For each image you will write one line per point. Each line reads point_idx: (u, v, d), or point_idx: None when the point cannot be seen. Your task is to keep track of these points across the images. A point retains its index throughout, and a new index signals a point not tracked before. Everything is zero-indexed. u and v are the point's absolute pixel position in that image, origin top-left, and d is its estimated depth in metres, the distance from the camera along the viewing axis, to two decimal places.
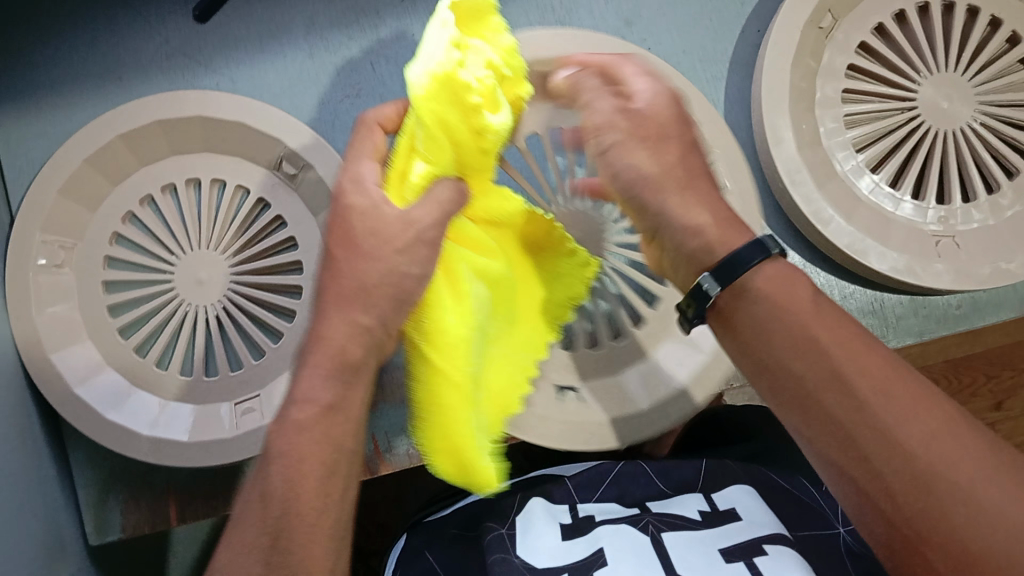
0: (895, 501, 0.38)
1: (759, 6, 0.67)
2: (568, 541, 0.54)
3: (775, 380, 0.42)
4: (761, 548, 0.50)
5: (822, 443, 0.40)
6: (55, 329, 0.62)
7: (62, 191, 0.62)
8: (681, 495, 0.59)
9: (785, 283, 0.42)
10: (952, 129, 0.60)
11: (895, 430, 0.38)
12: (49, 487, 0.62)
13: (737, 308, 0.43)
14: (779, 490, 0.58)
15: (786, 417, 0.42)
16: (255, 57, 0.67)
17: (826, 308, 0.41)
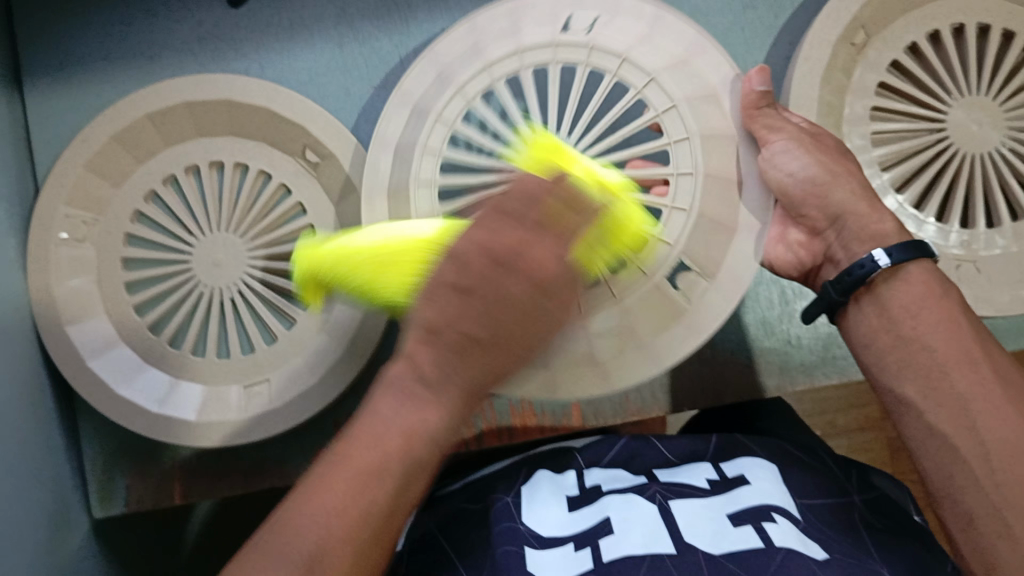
0: (979, 485, 0.46)
1: (792, 20, 0.66)
2: (575, 511, 0.52)
3: (907, 354, 0.50)
4: (770, 515, 0.49)
5: (935, 415, 0.48)
6: (73, 301, 0.63)
7: (89, 166, 0.64)
8: (689, 465, 0.56)
9: (911, 292, 0.51)
10: (982, 153, 0.59)
11: (989, 429, 0.46)
12: (58, 458, 0.63)
13: (885, 290, 0.52)
14: (793, 456, 0.57)
15: (901, 380, 0.50)
16: (286, 44, 0.67)
17: (934, 312, 0.50)
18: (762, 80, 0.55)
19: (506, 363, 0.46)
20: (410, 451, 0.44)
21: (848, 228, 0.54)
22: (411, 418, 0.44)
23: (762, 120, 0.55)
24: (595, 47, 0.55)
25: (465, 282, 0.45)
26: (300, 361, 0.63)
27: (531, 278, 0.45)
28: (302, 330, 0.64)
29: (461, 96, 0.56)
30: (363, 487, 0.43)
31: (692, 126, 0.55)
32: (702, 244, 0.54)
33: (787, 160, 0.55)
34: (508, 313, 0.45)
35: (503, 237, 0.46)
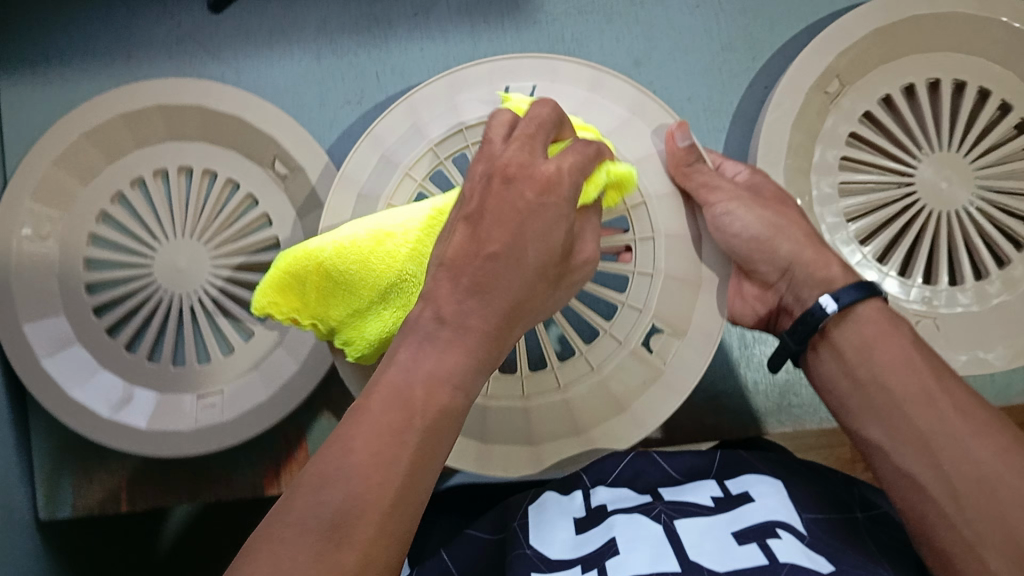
0: (950, 519, 0.45)
1: (770, 64, 0.66)
2: (582, 535, 0.49)
3: (870, 395, 0.49)
4: (775, 531, 0.46)
5: (901, 454, 0.47)
6: (32, 300, 0.63)
7: (57, 163, 0.63)
8: (695, 482, 0.53)
9: (865, 332, 0.50)
10: (948, 211, 0.59)
11: (953, 463, 0.45)
12: (6, 455, 0.63)
13: (837, 333, 0.51)
14: (799, 470, 0.53)
15: (866, 427, 0.50)
16: (263, 53, 0.67)
17: (889, 348, 0.49)
18: (683, 135, 0.54)
19: (529, 300, 0.41)
20: (439, 401, 0.37)
21: (798, 276, 0.53)
22: (440, 369, 0.38)
23: (696, 177, 0.54)
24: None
25: (477, 212, 0.41)
26: (255, 374, 0.63)
27: (540, 183, 0.40)
28: (261, 342, 0.64)
29: (408, 178, 0.55)
30: (394, 453, 0.36)
31: (646, 186, 0.55)
32: (676, 302, 0.55)
33: (734, 220, 0.53)
34: (540, 243, 0.40)
35: (502, 158, 0.41)
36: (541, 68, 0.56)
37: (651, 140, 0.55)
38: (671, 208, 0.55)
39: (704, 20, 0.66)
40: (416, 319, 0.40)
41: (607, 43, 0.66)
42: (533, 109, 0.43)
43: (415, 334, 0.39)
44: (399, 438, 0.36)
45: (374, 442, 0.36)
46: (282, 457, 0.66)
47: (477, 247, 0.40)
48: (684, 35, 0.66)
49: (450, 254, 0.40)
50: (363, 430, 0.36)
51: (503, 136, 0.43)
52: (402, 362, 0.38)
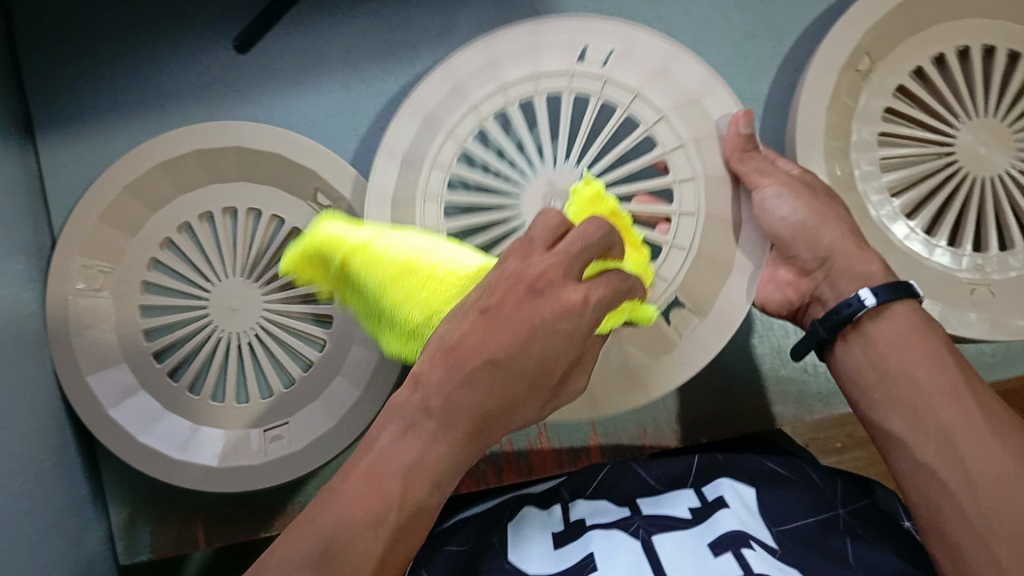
0: (965, 513, 0.45)
1: (796, 47, 0.66)
2: (561, 548, 0.52)
3: (894, 386, 0.50)
4: (749, 541, 0.49)
5: (921, 445, 0.48)
6: (93, 352, 0.64)
7: (103, 216, 0.64)
8: (673, 491, 0.56)
9: (896, 327, 0.51)
10: (990, 176, 0.59)
11: (973, 460, 0.45)
12: (82, 505, 0.64)
13: (871, 325, 0.52)
14: (775, 476, 0.56)
15: (888, 417, 0.50)
16: (293, 87, 0.68)
17: (916, 348, 0.49)
18: (746, 122, 0.54)
19: (515, 411, 0.41)
20: (415, 496, 0.39)
21: (836, 267, 0.54)
22: (422, 460, 0.39)
23: (750, 163, 0.55)
24: (610, 78, 0.56)
25: (494, 307, 0.40)
26: (318, 404, 0.64)
27: (560, 307, 0.40)
28: (320, 373, 0.65)
29: (452, 138, 0.56)
30: (363, 535, 0.37)
31: (699, 165, 0.55)
32: (703, 279, 0.55)
33: (779, 205, 0.54)
34: (544, 355, 0.40)
35: (534, 267, 0.41)
36: (619, 36, 0.56)
37: (710, 124, 0.56)
38: (716, 190, 0.56)
39: (726, 10, 0.66)
40: (407, 406, 0.40)
41: None
42: (582, 226, 0.41)
43: (399, 416, 0.40)
44: (371, 519, 0.38)
45: (346, 519, 0.38)
46: None
47: (477, 353, 0.40)
48: (708, 26, 0.66)
49: (455, 338, 0.40)
50: (337, 508, 0.38)
51: (547, 244, 0.42)
52: (387, 447, 0.39)
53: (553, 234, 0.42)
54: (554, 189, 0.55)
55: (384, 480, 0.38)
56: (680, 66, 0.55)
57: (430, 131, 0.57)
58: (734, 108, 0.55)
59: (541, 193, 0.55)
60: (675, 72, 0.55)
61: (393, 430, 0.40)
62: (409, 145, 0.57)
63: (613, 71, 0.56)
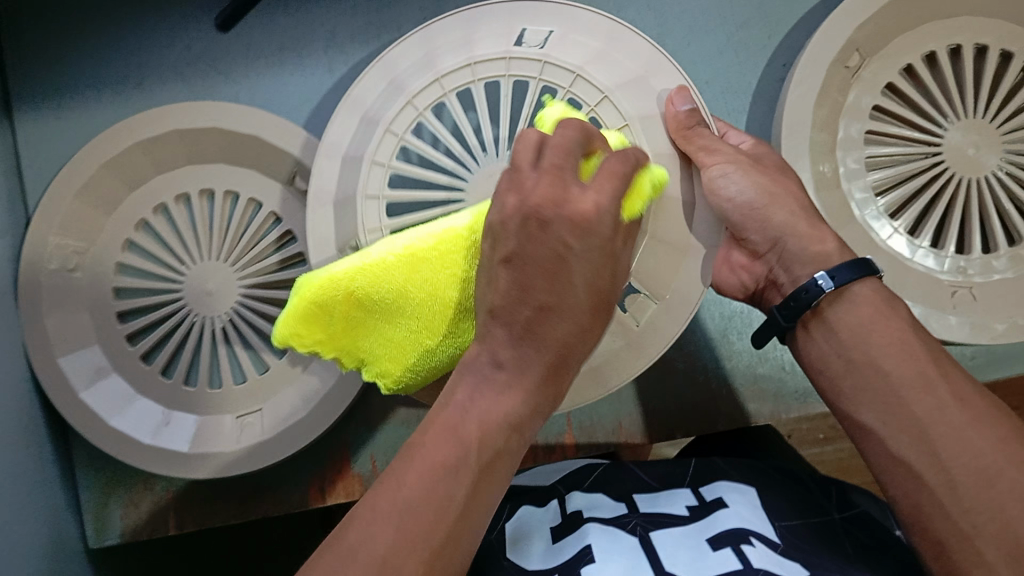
0: (947, 510, 0.43)
1: (786, 41, 0.65)
2: (556, 542, 0.49)
3: (861, 377, 0.47)
4: (750, 538, 0.46)
5: (897, 440, 0.45)
6: (65, 333, 0.63)
7: (79, 195, 0.63)
8: (668, 490, 0.53)
9: (866, 312, 0.48)
10: (979, 177, 0.58)
11: (952, 456, 0.43)
12: (51, 489, 0.63)
13: (830, 312, 0.49)
14: (771, 480, 0.53)
15: (859, 412, 0.47)
16: (274, 68, 0.67)
17: (883, 332, 0.47)
18: (683, 99, 0.51)
19: (581, 342, 0.41)
20: (495, 442, 0.39)
21: (792, 248, 0.51)
22: (496, 409, 0.39)
23: (697, 140, 0.51)
24: (548, 60, 0.52)
25: (516, 252, 0.40)
26: (292, 390, 0.64)
27: (577, 224, 0.40)
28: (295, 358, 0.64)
29: (389, 134, 0.54)
30: (447, 480, 0.37)
31: (647, 146, 0.52)
32: (659, 265, 0.52)
33: (730, 183, 0.51)
34: (585, 275, 0.40)
35: (532, 194, 0.41)
36: (560, 15, 0.53)
37: (654, 102, 0.52)
38: (669, 171, 0.52)
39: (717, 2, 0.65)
40: (481, 356, 0.41)
41: None
42: (558, 134, 0.42)
43: (478, 367, 0.40)
44: (453, 467, 0.37)
45: (429, 468, 0.37)
46: (326, 471, 0.66)
47: (524, 296, 0.40)
48: (698, 17, 0.65)
49: (500, 290, 0.40)
50: (418, 462, 0.37)
51: (532, 162, 0.42)
52: (471, 391, 0.40)
53: (540, 146, 0.42)
54: (495, 180, 0.52)
55: (466, 427, 0.38)
56: (626, 42, 0.52)
57: (360, 118, 0.55)
58: (677, 83, 0.52)
59: (488, 181, 0.52)
60: (616, 51, 0.52)
61: (469, 379, 0.40)
62: (349, 146, 0.55)
63: (550, 51, 0.52)
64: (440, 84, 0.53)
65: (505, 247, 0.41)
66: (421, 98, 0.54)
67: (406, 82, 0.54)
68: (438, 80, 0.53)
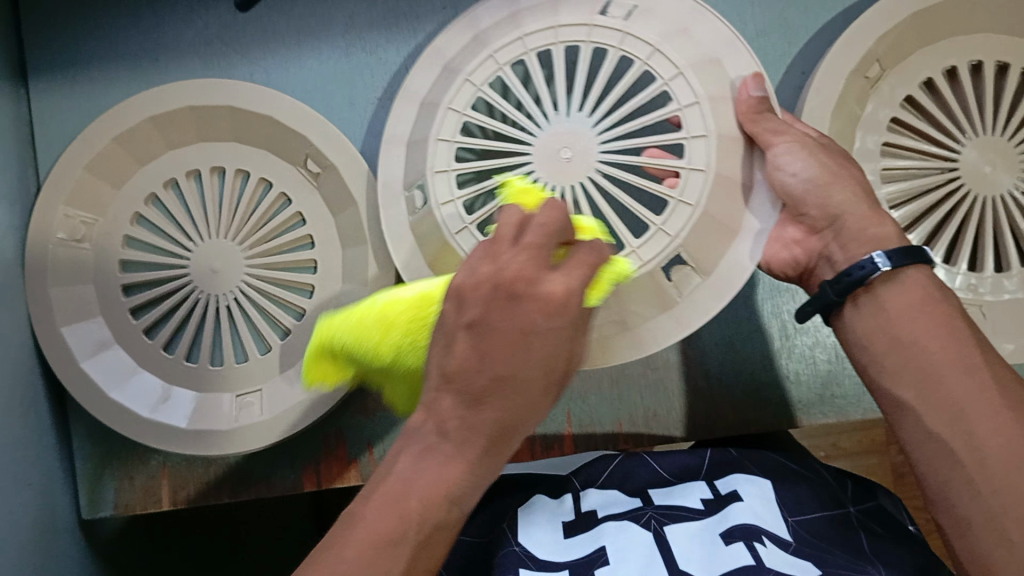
0: (975, 488, 0.45)
1: (807, 49, 0.65)
2: (571, 538, 0.53)
3: (904, 354, 0.49)
4: (761, 535, 0.49)
5: (933, 416, 0.47)
6: (69, 303, 0.63)
7: (89, 167, 0.63)
8: (684, 483, 0.56)
9: (906, 298, 0.49)
10: (994, 196, 0.58)
11: (986, 436, 0.45)
12: (47, 457, 0.63)
13: (882, 289, 0.50)
14: (787, 470, 0.56)
15: (898, 389, 0.49)
16: (292, 50, 0.66)
17: (927, 316, 0.48)
18: (756, 85, 0.53)
19: (529, 416, 0.40)
20: (433, 517, 0.40)
21: (848, 228, 0.52)
22: (437, 480, 0.40)
23: (763, 125, 0.53)
24: (630, 32, 0.54)
25: (480, 322, 0.40)
26: (292, 372, 0.63)
27: (543, 303, 0.39)
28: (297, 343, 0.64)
29: (467, 84, 0.56)
30: (383, 554, 0.39)
31: (712, 124, 0.54)
32: (706, 240, 0.54)
33: (789, 161, 0.53)
34: (543, 355, 0.39)
35: (509, 267, 0.40)
36: None
37: (726, 83, 0.54)
38: (727, 151, 0.54)
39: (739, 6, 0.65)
40: (426, 423, 0.42)
41: None
42: (545, 213, 0.41)
43: (423, 434, 0.41)
44: (389, 538, 0.39)
45: (367, 539, 0.39)
46: (321, 453, 0.66)
47: (475, 374, 0.39)
48: None
49: (456, 364, 0.40)
50: (359, 533, 0.40)
51: (512, 238, 0.42)
52: (410, 465, 0.41)
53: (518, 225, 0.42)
54: (561, 141, 0.54)
55: (401, 501, 0.40)
56: (704, 25, 0.54)
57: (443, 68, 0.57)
58: (750, 70, 0.54)
59: (558, 148, 0.54)
60: (698, 28, 0.54)
61: (414, 451, 0.41)
62: (415, 122, 0.57)
63: (632, 24, 0.54)
64: (519, 43, 0.55)
65: (457, 306, 0.41)
66: (500, 53, 0.55)
67: (489, 38, 0.56)
68: (518, 39, 0.55)
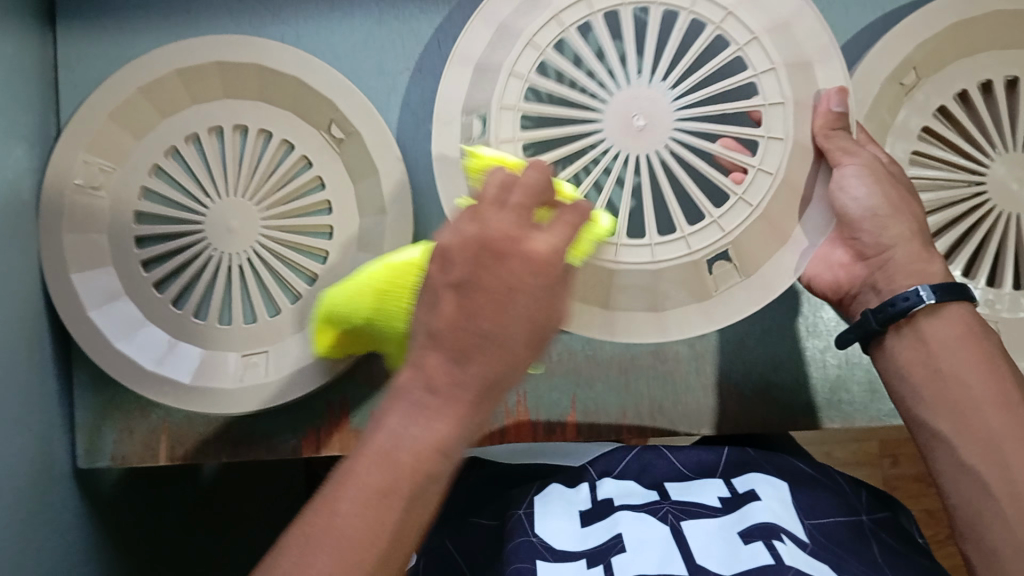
0: (1010, 520, 0.48)
1: (843, 52, 0.64)
2: (587, 527, 0.54)
3: (945, 388, 0.51)
4: (779, 534, 0.49)
5: (969, 450, 0.50)
6: (82, 250, 0.62)
7: (112, 114, 0.62)
8: (703, 480, 0.58)
9: (948, 335, 0.52)
10: (1017, 212, 0.58)
11: (1020, 469, 0.48)
12: (48, 403, 0.63)
13: (923, 322, 0.52)
14: (806, 475, 0.57)
15: (935, 418, 0.51)
16: (325, 13, 0.66)
17: (969, 355, 0.51)
18: (840, 101, 0.53)
19: (510, 374, 0.40)
20: (423, 470, 0.39)
21: (895, 264, 0.54)
22: (425, 434, 0.39)
23: (837, 142, 0.54)
24: (732, 14, 0.53)
25: (468, 281, 0.39)
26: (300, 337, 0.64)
27: (528, 261, 0.40)
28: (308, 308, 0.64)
29: (556, 24, 0.54)
30: (373, 507, 0.38)
31: (792, 129, 0.54)
32: (755, 241, 0.55)
33: (855, 184, 0.54)
34: (517, 315, 0.39)
35: (494, 227, 0.40)
36: None
37: (810, 90, 0.54)
38: (800, 159, 0.55)
39: None
40: (412, 379, 0.40)
41: None
42: (528, 176, 0.42)
43: (407, 388, 0.40)
44: (383, 496, 0.38)
45: (365, 495, 0.38)
46: (326, 420, 0.66)
47: (466, 319, 0.39)
48: None
49: (449, 319, 0.39)
50: (352, 490, 0.39)
51: (497, 200, 0.42)
52: (394, 422, 0.40)
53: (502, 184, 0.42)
54: (636, 105, 0.54)
55: (391, 459, 0.39)
56: (801, 26, 0.54)
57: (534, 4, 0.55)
58: (837, 83, 0.54)
59: (628, 115, 0.54)
60: (800, 27, 0.54)
61: (394, 407, 0.40)
62: (482, 53, 0.55)
63: (739, 6, 0.53)
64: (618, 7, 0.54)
65: (451, 245, 0.41)
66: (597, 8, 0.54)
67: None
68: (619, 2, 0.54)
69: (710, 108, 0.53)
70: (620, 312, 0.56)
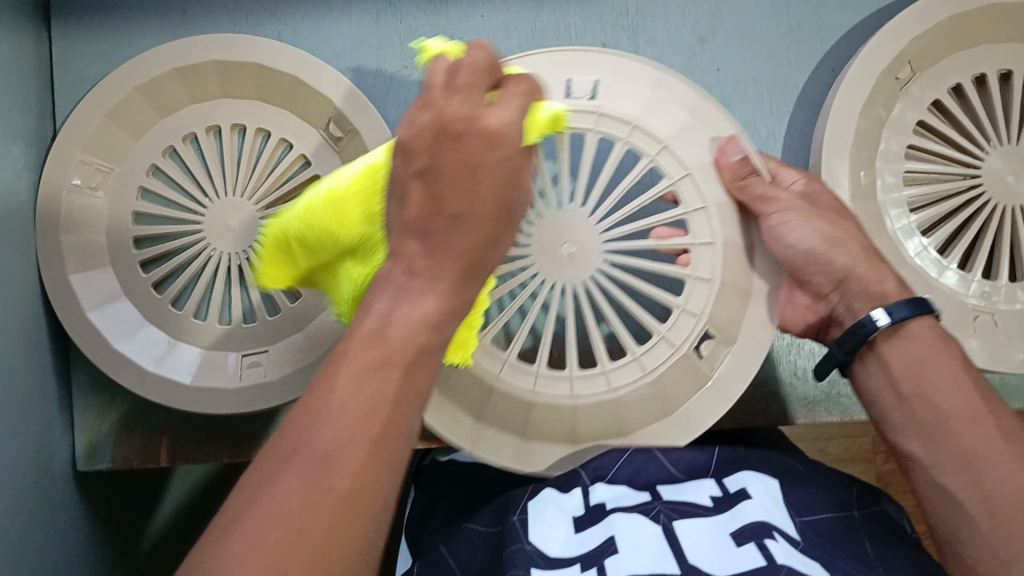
0: (983, 529, 0.47)
1: (839, 47, 0.66)
2: (581, 533, 0.51)
3: (915, 407, 0.51)
4: (771, 533, 0.48)
5: (951, 464, 0.49)
6: (79, 250, 0.62)
7: (109, 114, 0.62)
8: (694, 480, 0.55)
9: (912, 359, 0.52)
10: (1013, 205, 0.58)
11: (999, 475, 0.47)
12: (47, 404, 0.63)
13: (883, 346, 0.53)
14: (800, 475, 0.56)
15: (907, 439, 0.52)
16: (322, 11, 0.66)
17: (945, 372, 0.51)
18: (734, 149, 0.55)
19: (494, 240, 0.38)
20: (410, 352, 0.36)
21: (852, 288, 0.55)
22: (418, 313, 0.37)
23: (753, 190, 0.55)
24: (605, 111, 0.55)
25: (431, 166, 0.38)
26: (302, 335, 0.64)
27: (486, 136, 0.37)
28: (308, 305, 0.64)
29: None
30: (355, 412, 0.34)
31: (707, 195, 0.56)
32: (728, 313, 0.57)
33: (790, 232, 0.55)
34: (496, 180, 0.38)
35: (449, 108, 0.38)
36: (608, 64, 0.55)
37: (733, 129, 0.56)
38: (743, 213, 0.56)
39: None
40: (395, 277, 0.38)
41: (673, 18, 0.66)
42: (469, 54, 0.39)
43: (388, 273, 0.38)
44: (370, 402, 0.35)
45: (333, 407, 0.34)
46: None
47: (437, 204, 0.37)
48: (755, 15, 0.66)
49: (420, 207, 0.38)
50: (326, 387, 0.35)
51: (445, 83, 0.39)
52: (385, 308, 0.37)
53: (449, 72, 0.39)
54: (565, 234, 0.55)
55: (381, 348, 0.36)
56: (679, 87, 0.55)
57: None
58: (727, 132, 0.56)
59: (558, 243, 0.55)
60: (673, 96, 0.55)
61: (383, 301, 0.37)
62: None
63: (605, 104, 0.55)
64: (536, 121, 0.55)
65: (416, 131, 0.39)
66: None
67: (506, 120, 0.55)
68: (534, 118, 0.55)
69: (632, 213, 0.55)
70: (630, 418, 0.58)
